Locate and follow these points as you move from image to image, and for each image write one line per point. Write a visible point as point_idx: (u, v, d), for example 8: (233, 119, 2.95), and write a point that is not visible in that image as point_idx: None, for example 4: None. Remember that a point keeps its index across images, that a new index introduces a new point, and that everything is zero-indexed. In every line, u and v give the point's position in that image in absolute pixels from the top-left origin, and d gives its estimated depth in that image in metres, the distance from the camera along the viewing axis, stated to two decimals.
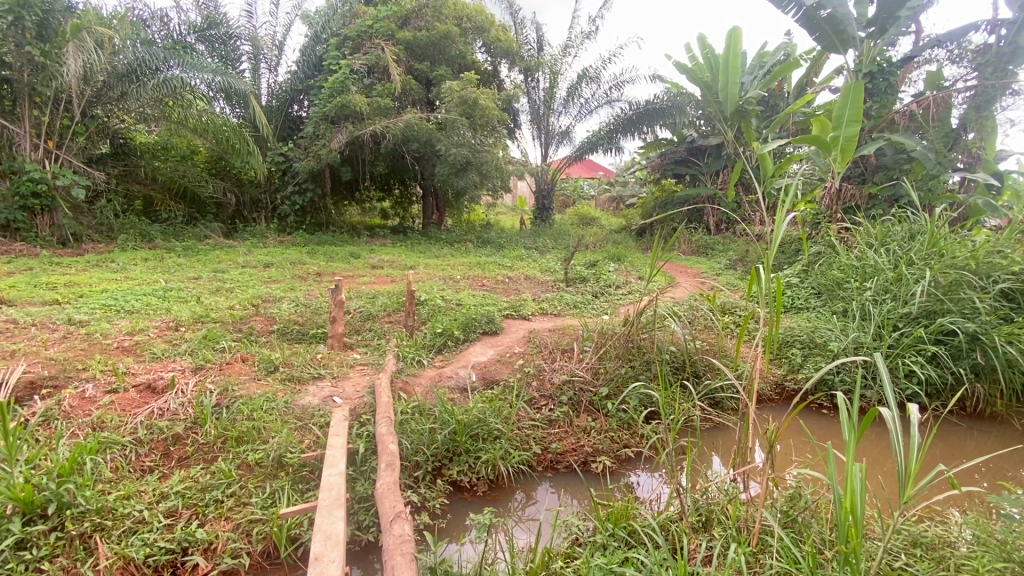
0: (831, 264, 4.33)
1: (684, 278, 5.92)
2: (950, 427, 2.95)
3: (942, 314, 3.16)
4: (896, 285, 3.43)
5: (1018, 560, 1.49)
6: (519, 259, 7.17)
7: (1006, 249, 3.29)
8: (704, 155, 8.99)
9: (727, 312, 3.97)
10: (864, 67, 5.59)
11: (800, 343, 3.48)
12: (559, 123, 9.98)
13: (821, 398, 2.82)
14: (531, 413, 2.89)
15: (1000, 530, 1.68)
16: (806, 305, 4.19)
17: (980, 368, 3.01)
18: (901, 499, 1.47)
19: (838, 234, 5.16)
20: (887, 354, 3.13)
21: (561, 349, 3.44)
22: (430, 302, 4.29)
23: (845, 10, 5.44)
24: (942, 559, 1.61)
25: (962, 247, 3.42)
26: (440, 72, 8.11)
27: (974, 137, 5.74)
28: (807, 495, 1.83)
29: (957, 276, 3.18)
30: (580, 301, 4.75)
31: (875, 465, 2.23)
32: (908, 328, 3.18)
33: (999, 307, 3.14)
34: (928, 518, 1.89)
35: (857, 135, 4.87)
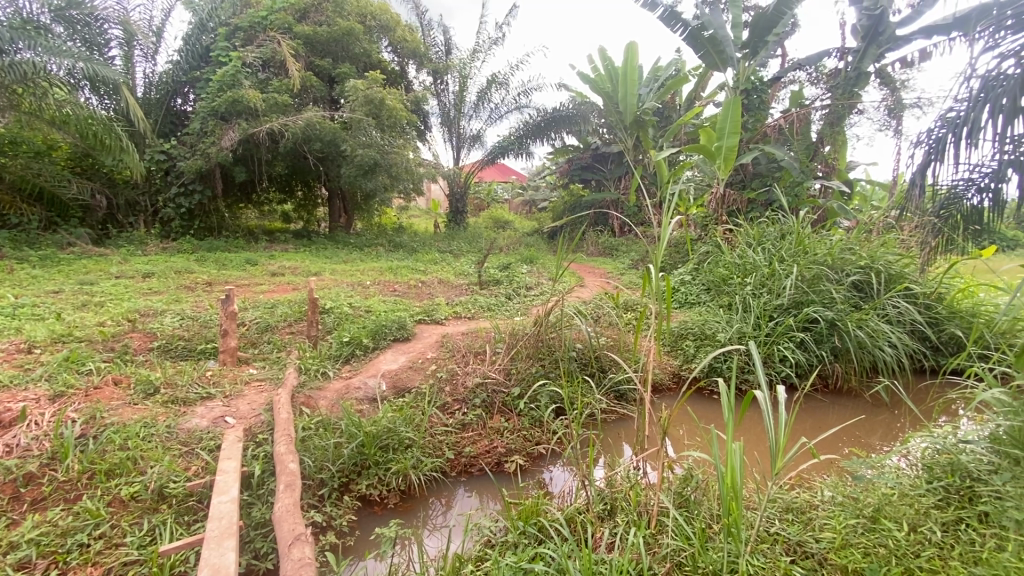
0: (717, 262, 4.74)
1: (591, 278, 6.19)
2: (816, 403, 3.33)
3: (807, 304, 3.59)
4: (770, 280, 3.85)
5: (866, 516, 1.73)
6: (432, 263, 7.08)
7: (854, 247, 3.83)
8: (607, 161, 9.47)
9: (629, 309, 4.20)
10: (740, 84, 6.21)
11: (692, 335, 3.78)
12: (470, 127, 10.01)
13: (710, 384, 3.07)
14: (444, 419, 2.84)
15: (853, 490, 1.93)
16: (697, 301, 4.57)
17: (838, 350, 3.43)
18: (774, 470, 1.65)
19: (723, 234, 5.69)
20: (765, 341, 3.49)
21: (474, 352, 3.44)
22: (336, 310, 4.10)
23: (723, 33, 6.03)
24: (809, 520, 1.81)
25: (821, 245, 3.92)
26: (342, 71, 7.79)
27: (830, 150, 6.55)
28: (698, 475, 1.97)
29: (818, 271, 3.67)
30: (493, 304, 4.78)
31: (754, 442, 2.47)
32: (781, 317, 3.58)
33: (852, 298, 3.63)
34: (799, 486, 2.12)
35: (736, 145, 5.40)
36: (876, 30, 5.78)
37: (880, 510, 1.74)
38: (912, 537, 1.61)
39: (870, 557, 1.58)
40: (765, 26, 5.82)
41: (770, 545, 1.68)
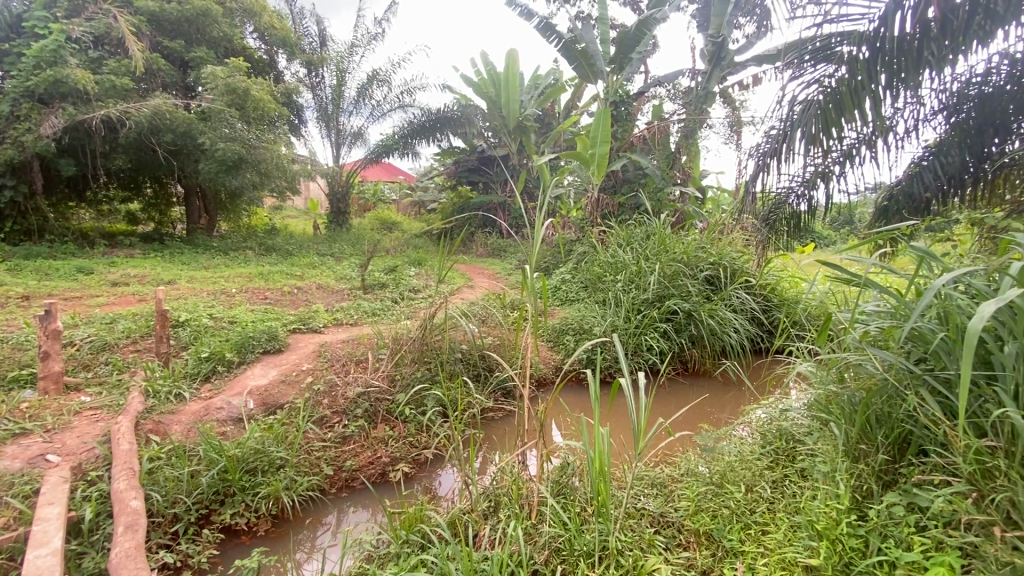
0: (593, 261, 5.06)
1: (477, 279, 6.25)
2: (678, 385, 3.71)
3: (669, 297, 3.98)
4: (638, 277, 4.20)
5: (716, 483, 1.96)
6: (309, 267, 6.64)
7: (705, 246, 4.31)
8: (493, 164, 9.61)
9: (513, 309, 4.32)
10: (610, 95, 6.71)
11: (572, 330, 4.01)
12: (350, 124, 9.56)
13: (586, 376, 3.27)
14: (321, 433, 2.67)
15: (705, 460, 2.18)
16: (577, 298, 4.84)
17: (695, 337, 3.86)
18: (637, 450, 1.82)
19: (599, 234, 6.09)
20: (635, 333, 3.81)
21: (355, 360, 3.29)
22: (193, 322, 3.66)
23: (594, 47, 6.49)
24: (669, 492, 2.02)
25: (680, 245, 4.36)
26: (198, 55, 6.98)
27: (686, 159, 7.29)
28: (574, 462, 2.09)
29: (676, 267, 4.08)
30: (377, 309, 4.61)
31: (622, 426, 2.68)
32: (647, 310, 3.94)
33: (705, 291, 4.10)
34: (663, 462, 2.34)
35: (608, 153, 5.83)
36: (719, 55, 6.54)
37: (725, 476, 1.99)
38: (749, 496, 1.85)
39: (717, 518, 1.80)
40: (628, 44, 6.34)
41: (637, 520, 1.83)
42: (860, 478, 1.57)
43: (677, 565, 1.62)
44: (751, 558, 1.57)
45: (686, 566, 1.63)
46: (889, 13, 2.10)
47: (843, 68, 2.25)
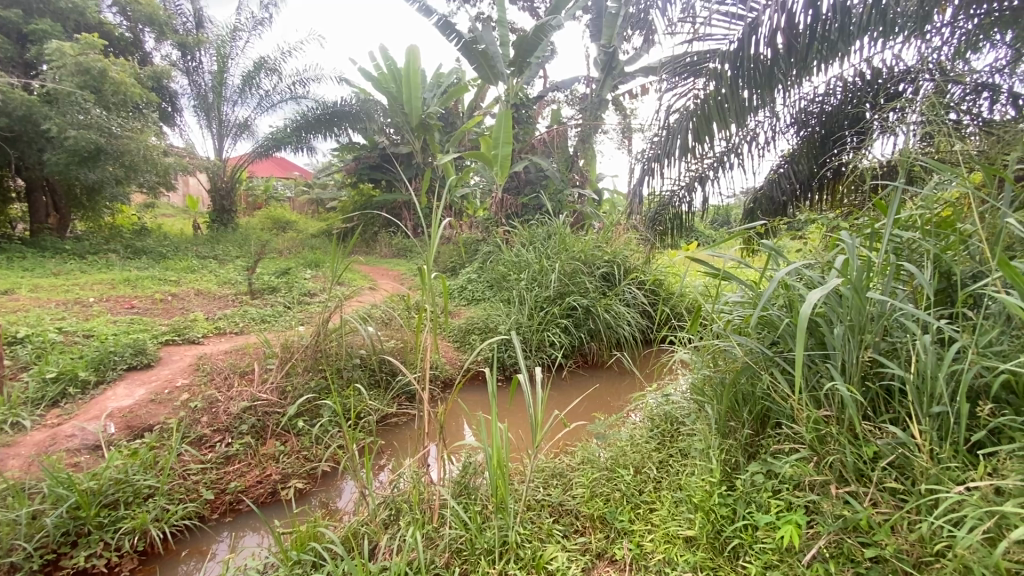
0: (497, 261, 5.12)
1: (380, 280, 6.05)
2: (579, 377, 3.88)
3: (569, 294, 4.15)
4: (540, 275, 4.32)
5: (610, 468, 2.08)
6: (188, 271, 5.99)
7: (602, 245, 4.55)
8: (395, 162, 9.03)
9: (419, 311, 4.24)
10: (510, 98, 6.81)
11: (478, 330, 4.03)
12: (234, 114, 8.77)
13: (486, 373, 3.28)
14: (200, 455, 2.42)
15: (600, 447, 2.30)
16: (482, 297, 4.88)
17: (593, 331, 4.06)
18: (535, 443, 1.87)
19: (503, 234, 6.17)
20: (538, 329, 3.92)
21: (240, 373, 3.03)
22: (37, 338, 3.14)
23: (494, 49, 6.55)
24: (567, 481, 2.10)
25: (579, 244, 4.56)
26: (38, 26, 5.99)
27: (583, 162, 7.59)
28: (475, 461, 2.09)
29: (575, 266, 4.26)
30: (267, 315, 4.28)
31: (522, 421, 2.74)
32: (549, 307, 4.06)
33: (601, 287, 4.32)
34: (563, 451, 2.43)
35: (510, 154, 5.93)
36: (611, 65, 6.92)
37: (617, 460, 2.12)
38: (639, 477, 1.98)
39: (610, 502, 1.90)
40: (527, 48, 6.48)
41: (536, 512, 1.89)
42: (728, 453, 1.74)
43: (573, 551, 1.70)
44: (639, 536, 1.68)
45: (582, 550, 1.71)
46: (746, 37, 2.34)
47: (709, 84, 2.49)
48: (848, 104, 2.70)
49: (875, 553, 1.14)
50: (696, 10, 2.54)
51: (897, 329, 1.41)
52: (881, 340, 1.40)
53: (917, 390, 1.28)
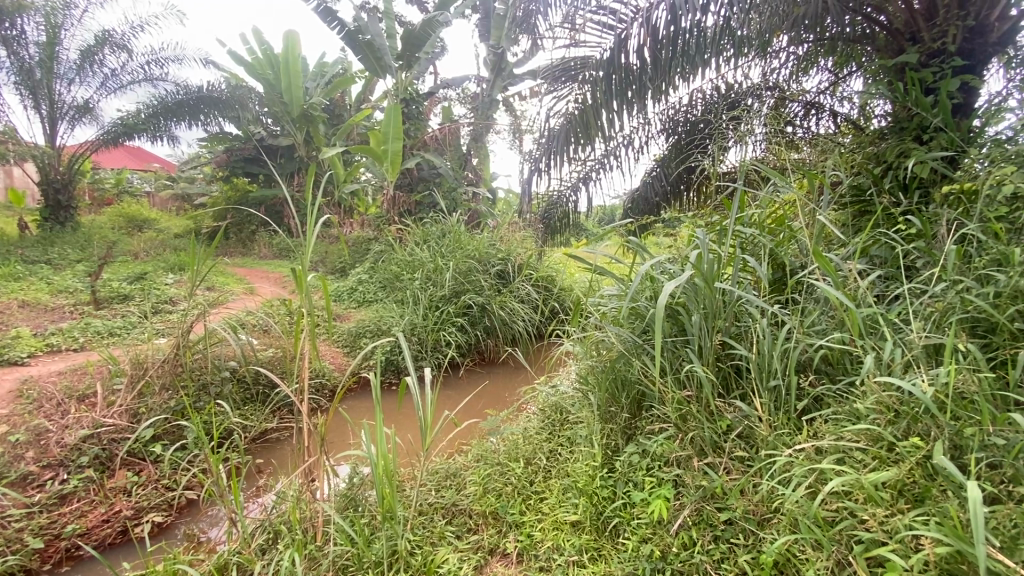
0: (389, 260, 4.95)
1: (260, 283, 5.56)
2: (476, 374, 3.88)
3: (464, 293, 4.12)
4: (434, 274, 4.25)
5: (502, 462, 2.10)
6: (8, 279, 5.00)
7: (496, 243, 4.58)
8: (276, 155, 8.30)
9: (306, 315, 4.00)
10: (399, 92, 6.57)
11: (369, 332, 3.87)
12: (70, 94, 7.52)
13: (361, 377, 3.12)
14: (23, 498, 2.03)
15: (493, 442, 2.31)
16: (374, 298, 4.69)
17: (489, 329, 4.08)
18: (426, 445, 1.84)
19: (396, 231, 5.97)
20: (433, 329, 3.84)
21: (78, 397, 2.59)
22: None
23: (380, 40, 6.32)
24: (461, 480, 2.09)
25: (472, 242, 4.55)
26: None
27: (476, 161, 7.56)
28: (362, 471, 2.00)
29: (470, 264, 4.24)
30: (118, 327, 3.72)
31: (411, 424, 2.67)
32: (444, 306, 4.01)
33: (496, 285, 4.35)
34: (456, 451, 2.41)
35: (401, 150, 5.76)
36: (500, 65, 7.02)
37: (510, 453, 2.15)
38: (530, 468, 2.03)
39: (502, 496, 1.92)
40: (415, 42, 6.34)
41: (429, 515, 1.86)
42: (609, 436, 1.84)
43: (465, 551, 1.69)
44: (530, 526, 1.73)
45: (474, 548, 1.71)
46: (616, 48, 2.50)
47: (586, 90, 2.62)
48: (707, 114, 3.01)
49: (728, 517, 1.27)
50: (572, 17, 2.66)
51: (743, 315, 1.59)
52: (731, 325, 1.57)
53: (758, 367, 1.45)
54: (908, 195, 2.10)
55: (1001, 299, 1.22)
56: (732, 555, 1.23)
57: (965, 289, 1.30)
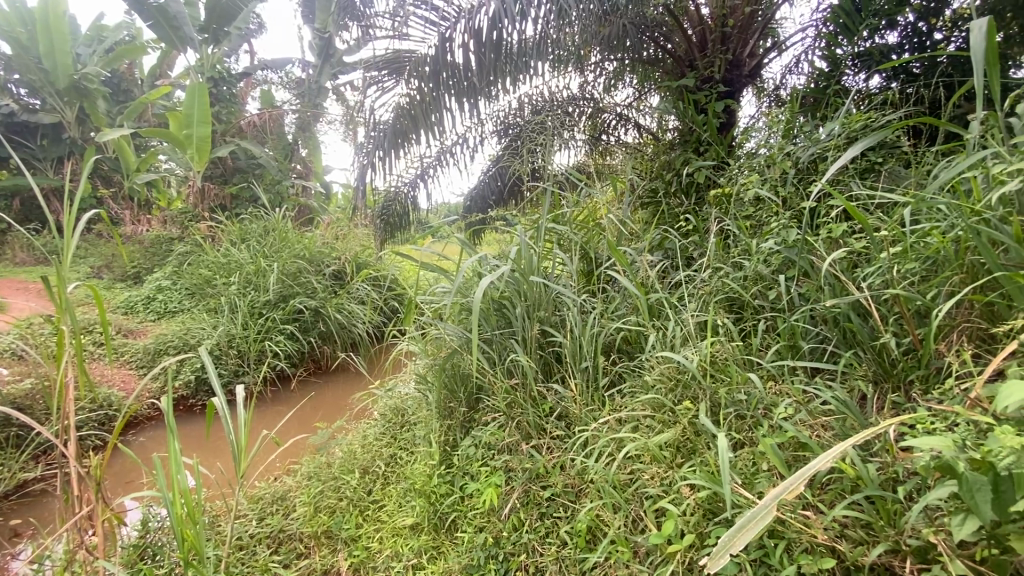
0: (198, 262, 4.29)
1: (12, 296, 4.37)
2: (311, 385, 3.54)
3: (293, 297, 3.74)
4: (256, 277, 3.80)
5: (335, 476, 1.96)
6: None
7: (330, 242, 4.27)
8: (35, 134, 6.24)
9: (84, 331, 3.32)
10: (204, 69, 5.68)
11: (173, 347, 3.33)
12: None
13: (149, 405, 2.62)
14: None
15: (324, 457, 2.13)
16: (180, 307, 4.01)
17: (325, 334, 3.75)
18: (240, 473, 1.64)
19: (207, 228, 5.17)
20: (255, 339, 3.42)
21: None
22: None
23: (175, 7, 5.36)
24: (289, 504, 1.91)
25: (301, 240, 4.18)
26: None
27: (305, 152, 6.70)
28: (159, 513, 1.71)
29: (298, 265, 3.88)
30: None
31: (224, 452, 2.35)
32: (269, 312, 3.60)
33: (332, 287, 4.02)
34: (281, 474, 2.17)
35: (209, 136, 5.02)
36: (328, 52, 6.60)
37: (345, 464, 2.02)
38: (366, 477, 1.93)
39: (335, 513, 1.81)
40: (223, 15, 5.56)
41: (249, 549, 1.68)
42: (447, 433, 1.83)
43: None
44: (367, 537, 1.66)
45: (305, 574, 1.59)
46: (441, 45, 2.50)
47: (413, 84, 2.58)
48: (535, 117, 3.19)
49: (550, 493, 1.36)
50: (396, 8, 2.59)
51: (561, 306, 1.73)
52: (550, 315, 1.70)
53: (572, 352, 1.59)
54: (689, 198, 2.47)
55: (747, 282, 1.51)
56: (555, 529, 1.31)
57: (724, 275, 1.58)
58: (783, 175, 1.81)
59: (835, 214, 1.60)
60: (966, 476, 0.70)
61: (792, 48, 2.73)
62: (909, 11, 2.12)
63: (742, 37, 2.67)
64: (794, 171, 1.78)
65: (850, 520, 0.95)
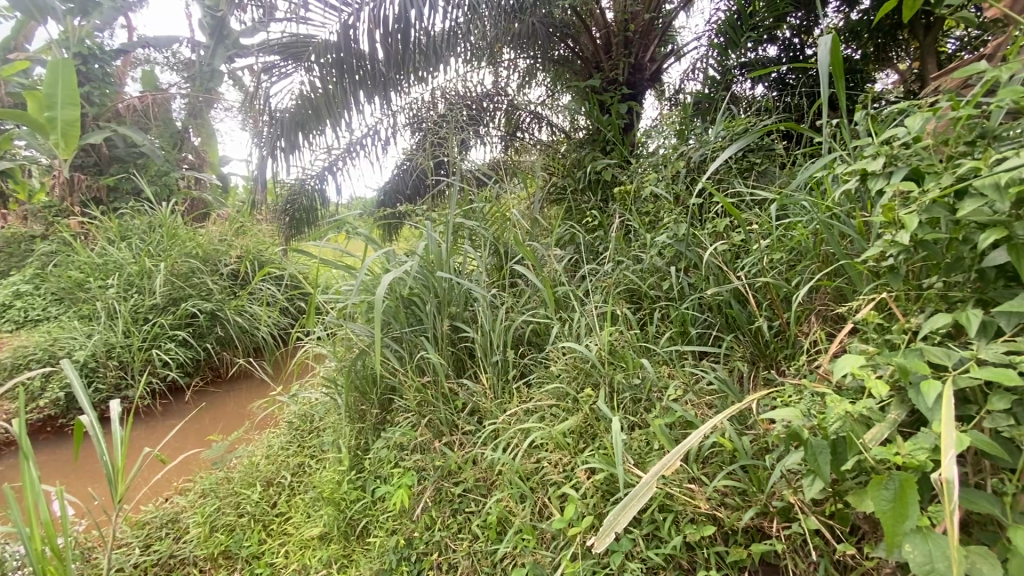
0: (66, 263, 3.76)
1: None
2: (209, 395, 3.26)
3: (184, 299, 3.40)
4: (139, 278, 3.41)
5: (234, 492, 1.81)
6: None
7: (227, 239, 3.94)
8: None
9: None
10: (71, 44, 5.00)
11: (34, 361, 2.90)
12: None
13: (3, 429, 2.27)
14: None
15: (222, 471, 1.97)
16: (45, 315, 3.50)
17: (223, 339, 3.45)
18: (117, 498, 1.46)
19: (77, 224, 4.55)
20: (139, 348, 3.07)
21: None
22: None
23: None
24: (180, 526, 1.74)
25: (193, 238, 3.82)
26: None
27: (198, 141, 5.98)
28: (16, 552, 1.48)
29: (189, 265, 3.53)
30: None
31: (100, 477, 2.09)
32: (156, 318, 3.25)
33: (230, 287, 3.71)
34: (171, 494, 1.98)
35: (78, 120, 4.41)
36: (221, 32, 5.66)
37: (246, 477, 1.88)
38: (268, 490, 1.80)
39: (235, 531, 1.68)
40: None
41: None
42: (358, 436, 1.76)
43: None
44: (270, 554, 1.56)
45: None
46: (344, 32, 2.38)
47: (315, 72, 2.42)
48: None
49: (461, 489, 1.35)
50: None
51: (472, 301, 1.73)
52: (461, 311, 1.70)
53: (483, 346, 1.60)
54: (595, 194, 2.58)
55: (645, 273, 1.60)
56: (466, 524, 1.31)
57: (625, 267, 1.67)
58: (677, 173, 1.93)
59: (721, 210, 1.74)
60: (810, 442, 0.80)
61: (688, 55, 2.91)
62: (786, 28, 2.40)
63: (643, 42, 2.82)
64: (686, 170, 1.92)
65: (728, 489, 1.04)
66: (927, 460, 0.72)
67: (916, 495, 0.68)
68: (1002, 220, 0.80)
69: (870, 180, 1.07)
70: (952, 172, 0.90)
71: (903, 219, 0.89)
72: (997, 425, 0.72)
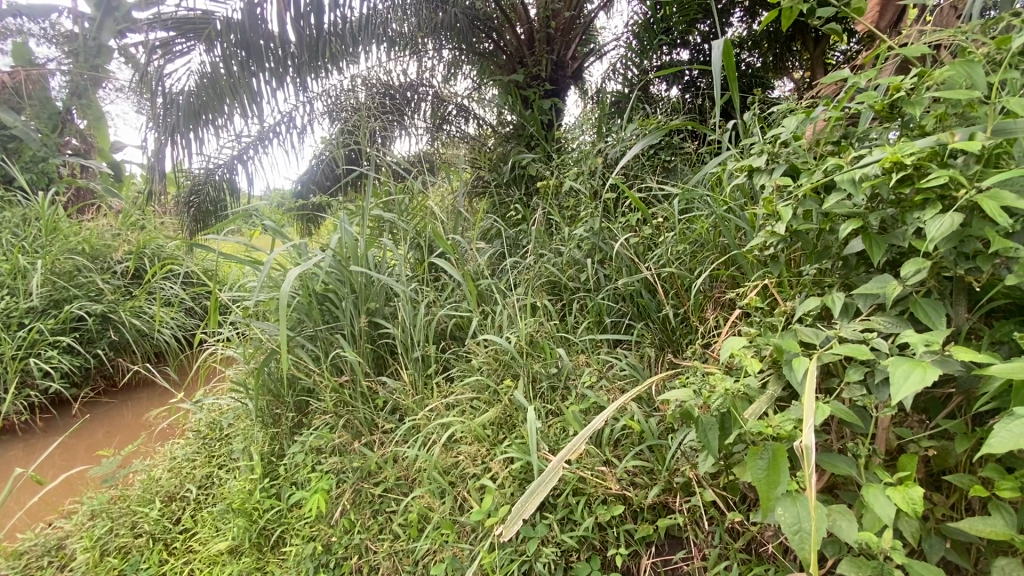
0: None
1: None
2: (102, 408, 2.94)
3: (68, 301, 3.01)
4: (12, 279, 2.99)
5: (129, 511, 1.64)
6: None
7: (121, 233, 3.56)
8: None
9: None
10: None
11: None
12: None
13: None
14: None
15: (114, 490, 1.78)
16: None
17: (117, 344, 3.10)
18: None
19: None
20: (12, 358, 2.68)
21: None
22: None
23: None
24: (65, 553, 1.56)
25: (79, 232, 3.41)
26: None
27: (84, 124, 5.27)
28: None
29: (74, 262, 3.13)
30: None
31: None
32: (33, 322, 2.85)
33: (125, 287, 3.34)
34: (52, 520, 1.75)
35: None
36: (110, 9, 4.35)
37: (143, 493, 1.71)
38: (169, 506, 1.65)
39: (131, 553, 1.53)
40: None
41: None
42: (273, 442, 1.67)
43: None
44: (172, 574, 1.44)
45: None
46: (250, 10, 2.20)
47: (217, 52, 2.23)
48: None
49: (382, 489, 1.32)
50: None
51: (392, 296, 1.70)
52: (381, 306, 1.66)
53: (403, 342, 1.57)
54: (519, 189, 2.60)
55: (564, 265, 1.64)
56: (387, 524, 1.28)
57: (545, 261, 1.71)
58: (594, 169, 1.99)
59: (634, 205, 1.82)
60: (700, 419, 0.86)
61: (608, 55, 3.01)
62: (696, 33, 2.57)
63: (564, 40, 2.87)
64: (603, 166, 1.99)
65: (637, 469, 1.11)
66: (795, 430, 0.79)
67: (785, 462, 0.75)
68: (859, 212, 0.90)
69: (756, 176, 1.17)
70: (820, 169, 1.00)
71: (780, 212, 0.98)
72: (853, 394, 0.81)
